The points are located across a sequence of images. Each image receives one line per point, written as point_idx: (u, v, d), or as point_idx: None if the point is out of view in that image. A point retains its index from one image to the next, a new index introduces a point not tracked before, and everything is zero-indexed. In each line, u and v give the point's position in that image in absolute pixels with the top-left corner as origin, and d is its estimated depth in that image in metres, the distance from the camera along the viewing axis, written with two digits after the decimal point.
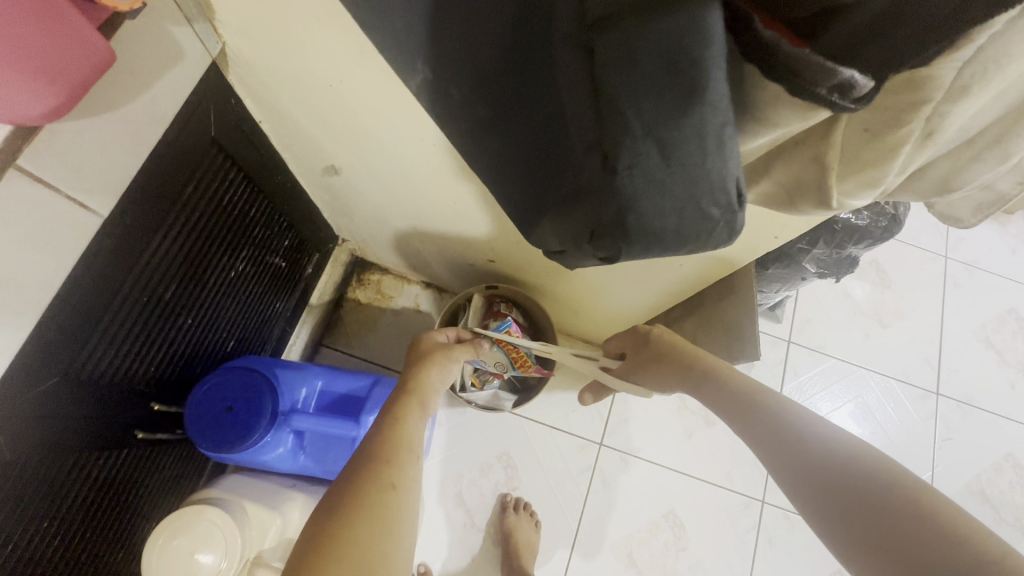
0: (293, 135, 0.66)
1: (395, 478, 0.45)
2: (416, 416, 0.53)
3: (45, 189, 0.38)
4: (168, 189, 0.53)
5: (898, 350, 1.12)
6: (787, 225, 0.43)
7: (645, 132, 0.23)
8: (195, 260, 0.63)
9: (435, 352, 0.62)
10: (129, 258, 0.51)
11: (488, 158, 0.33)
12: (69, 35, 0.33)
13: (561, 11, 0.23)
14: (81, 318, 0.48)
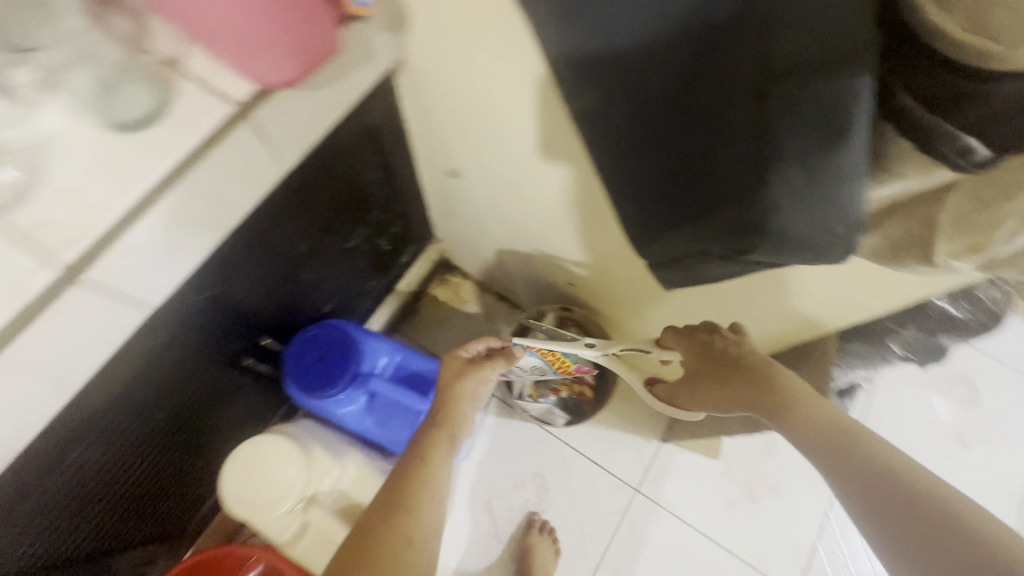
0: (430, 137, 0.75)
1: (412, 530, 0.49)
2: (444, 450, 0.58)
3: (263, 147, 0.48)
4: (329, 161, 0.63)
5: (977, 476, 1.04)
6: (883, 287, 0.45)
7: (797, 158, 0.28)
8: (327, 224, 0.73)
9: (463, 377, 0.64)
10: (286, 209, 0.61)
11: (636, 172, 0.40)
12: (316, 25, 0.43)
13: (733, 61, 0.28)
14: (241, 249, 0.58)
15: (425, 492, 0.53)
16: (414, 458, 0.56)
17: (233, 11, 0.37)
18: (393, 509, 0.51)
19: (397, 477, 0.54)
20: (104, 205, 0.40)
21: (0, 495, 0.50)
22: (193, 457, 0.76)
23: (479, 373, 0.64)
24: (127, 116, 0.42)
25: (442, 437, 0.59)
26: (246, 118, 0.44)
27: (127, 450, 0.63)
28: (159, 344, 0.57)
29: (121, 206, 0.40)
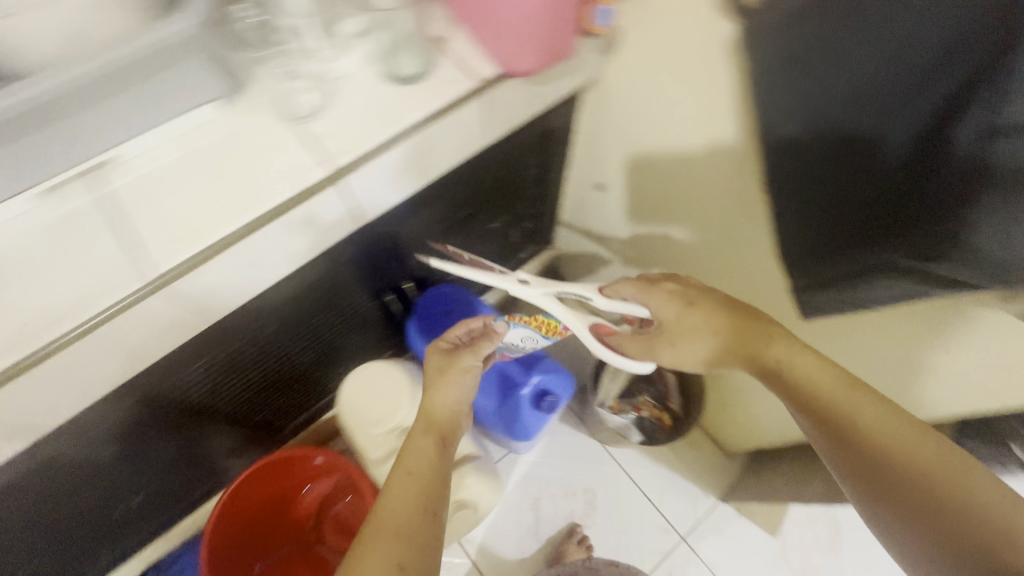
0: (593, 149, 0.84)
1: (400, 557, 0.45)
2: (433, 458, 0.54)
3: (487, 117, 0.58)
4: (510, 147, 0.73)
5: None
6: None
7: (1008, 187, 0.32)
8: (484, 200, 0.82)
9: (442, 373, 0.59)
10: (466, 176, 0.72)
11: (822, 190, 0.45)
12: (565, 36, 0.53)
13: (969, 99, 0.33)
14: (425, 199, 0.69)
15: (413, 510, 0.49)
16: (403, 468, 0.52)
17: (521, 12, 0.48)
18: (380, 527, 0.47)
19: (383, 493, 0.50)
20: (376, 135, 0.51)
21: (205, 337, 0.63)
22: (318, 365, 0.89)
23: (453, 367, 0.60)
24: (404, 73, 0.54)
25: (427, 449, 0.54)
26: (485, 92, 0.54)
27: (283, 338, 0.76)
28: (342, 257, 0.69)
29: (386, 137, 0.51)
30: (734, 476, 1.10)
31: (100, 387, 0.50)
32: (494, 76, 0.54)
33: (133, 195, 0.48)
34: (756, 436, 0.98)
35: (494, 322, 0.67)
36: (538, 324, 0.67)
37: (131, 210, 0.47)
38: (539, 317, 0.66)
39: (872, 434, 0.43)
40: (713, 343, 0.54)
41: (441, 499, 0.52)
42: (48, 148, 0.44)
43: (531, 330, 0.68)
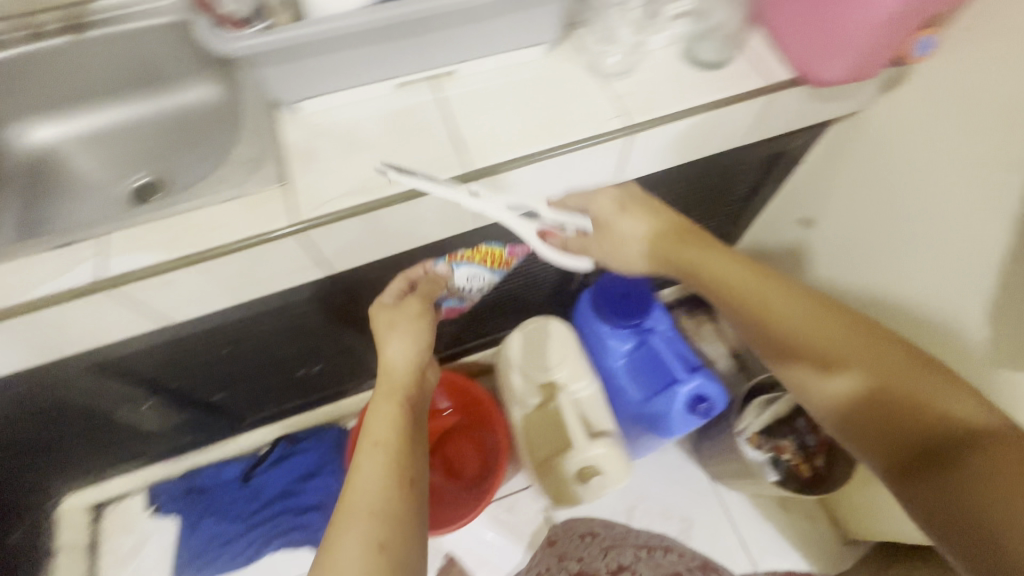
0: (814, 182, 0.84)
1: (380, 536, 0.48)
2: (400, 424, 0.57)
3: (763, 117, 0.62)
4: (745, 157, 0.76)
5: None
6: None
7: None
8: (692, 202, 0.86)
9: (393, 325, 0.64)
10: (698, 172, 0.76)
11: None
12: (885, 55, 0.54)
13: None
14: (657, 182, 0.74)
15: (387, 483, 0.52)
16: (375, 437, 0.56)
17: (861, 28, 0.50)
18: (354, 509, 0.50)
19: (355, 470, 0.53)
20: (669, 104, 0.57)
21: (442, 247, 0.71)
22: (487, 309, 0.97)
23: (402, 312, 0.65)
24: (704, 58, 0.59)
25: (390, 413, 0.58)
26: (775, 91, 0.58)
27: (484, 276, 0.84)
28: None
29: (677, 108, 0.57)
30: (845, 560, 1.03)
31: (384, 249, 0.60)
32: (791, 79, 0.58)
33: (461, 105, 0.57)
34: (891, 524, 0.92)
35: (435, 266, 0.71)
36: (481, 256, 0.71)
37: (458, 116, 0.57)
38: (483, 248, 0.70)
39: (817, 344, 0.50)
40: (742, 289, 0.55)
41: (412, 461, 0.55)
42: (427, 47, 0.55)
43: (476, 266, 0.72)
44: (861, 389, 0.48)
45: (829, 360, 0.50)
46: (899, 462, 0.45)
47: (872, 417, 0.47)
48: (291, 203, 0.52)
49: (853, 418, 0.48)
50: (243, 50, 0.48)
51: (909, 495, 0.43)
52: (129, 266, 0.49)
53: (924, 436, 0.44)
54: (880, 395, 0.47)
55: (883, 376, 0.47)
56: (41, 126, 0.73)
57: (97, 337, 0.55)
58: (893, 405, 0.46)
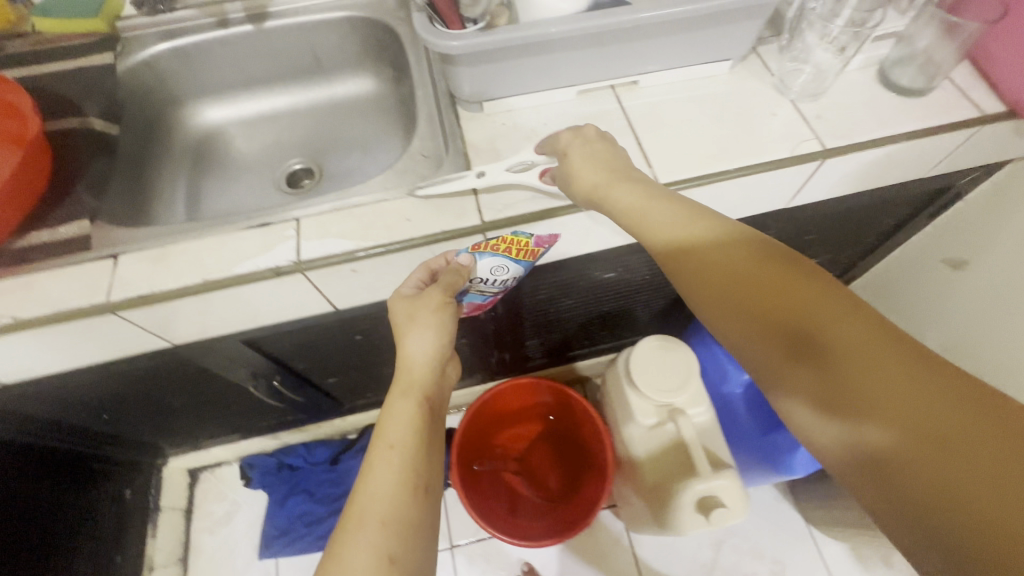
0: (971, 223, 0.79)
1: (392, 549, 0.43)
2: (422, 431, 0.50)
3: (958, 150, 0.58)
4: (906, 190, 0.72)
5: None
6: None
7: None
8: (832, 232, 0.82)
9: (411, 317, 0.52)
10: (853, 203, 0.72)
11: None
12: None
13: None
14: (811, 209, 0.71)
15: (402, 493, 0.46)
16: (388, 441, 0.49)
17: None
18: (364, 516, 0.44)
19: (368, 472, 0.47)
20: (866, 130, 0.54)
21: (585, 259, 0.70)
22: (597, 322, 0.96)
23: (420, 304, 0.51)
24: (903, 83, 0.56)
25: (408, 414, 0.50)
26: (982, 124, 0.54)
27: (612, 292, 0.83)
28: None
29: (875, 134, 0.54)
30: None
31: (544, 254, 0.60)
32: (1000, 112, 0.54)
33: (642, 117, 0.57)
34: None
35: (456, 254, 0.53)
36: (508, 248, 0.51)
37: (641, 127, 0.56)
38: (508, 239, 0.51)
39: (797, 338, 0.38)
40: (714, 263, 0.42)
41: (429, 469, 0.49)
42: (611, 56, 0.54)
43: (501, 257, 0.52)
44: (744, 313, 0.41)
45: (708, 282, 0.42)
46: (787, 387, 0.39)
47: (755, 340, 0.40)
48: (480, 202, 0.52)
49: (752, 352, 0.41)
50: (453, 48, 0.49)
51: (799, 421, 0.39)
52: (327, 249, 0.51)
53: (801, 354, 0.38)
54: (762, 317, 0.40)
55: (760, 295, 0.40)
56: (213, 107, 0.77)
57: (267, 314, 0.57)
58: (778, 328, 0.39)
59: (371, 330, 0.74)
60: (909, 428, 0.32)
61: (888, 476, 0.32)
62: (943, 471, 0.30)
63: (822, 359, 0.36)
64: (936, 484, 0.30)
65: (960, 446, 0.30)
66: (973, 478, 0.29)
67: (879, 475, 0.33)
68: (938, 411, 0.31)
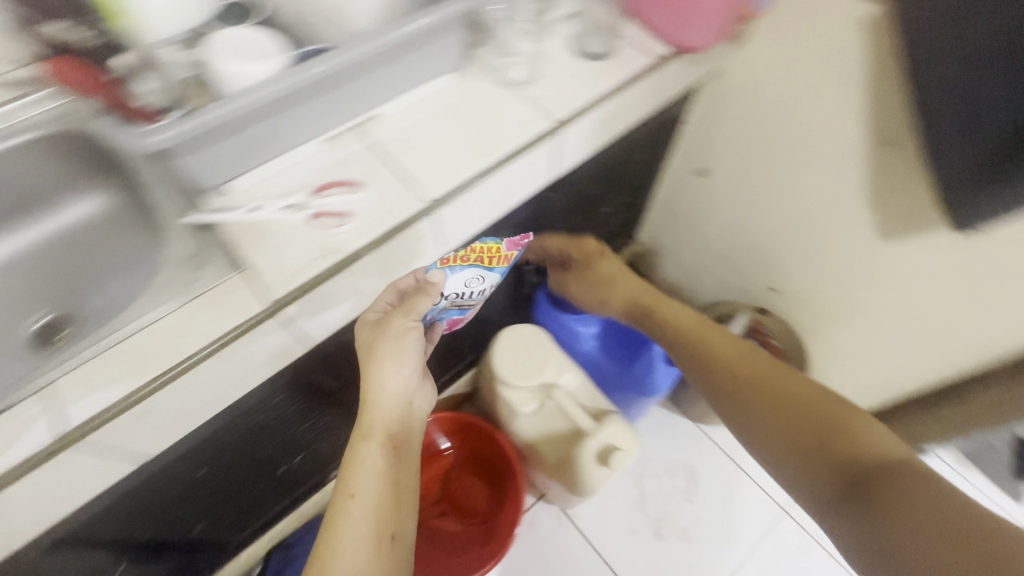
0: (700, 138, 0.97)
1: None
2: (387, 468, 0.56)
3: (653, 89, 0.70)
4: (641, 131, 0.85)
5: None
6: None
7: None
8: (607, 183, 0.94)
9: (375, 353, 0.56)
10: (610, 155, 0.83)
11: (967, 112, 0.52)
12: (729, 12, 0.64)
13: None
14: (581, 172, 0.80)
15: (366, 544, 0.52)
16: (352, 488, 0.54)
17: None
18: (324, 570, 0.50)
19: (337, 519, 0.53)
20: (583, 96, 0.63)
21: None
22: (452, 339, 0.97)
23: (385, 339, 0.55)
24: (597, 51, 0.66)
25: (376, 458, 0.55)
26: (663, 65, 0.66)
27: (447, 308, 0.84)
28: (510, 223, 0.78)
29: (590, 97, 0.63)
30: None
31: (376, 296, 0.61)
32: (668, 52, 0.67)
33: (394, 144, 0.59)
34: None
35: (425, 272, 0.60)
36: (477, 257, 0.62)
37: (397, 152, 0.58)
38: (477, 248, 0.61)
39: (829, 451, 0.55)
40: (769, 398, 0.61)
41: (397, 515, 0.55)
42: (338, 98, 0.55)
43: (476, 266, 0.63)
44: (785, 430, 0.58)
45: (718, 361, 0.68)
46: (755, 421, 0.61)
47: (741, 391, 0.64)
48: (259, 283, 0.49)
49: (797, 457, 0.57)
50: (151, 142, 0.47)
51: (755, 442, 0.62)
52: (109, 399, 0.44)
53: (854, 477, 0.52)
54: (814, 442, 0.56)
55: (803, 423, 0.58)
56: None
57: (54, 508, 0.46)
58: (815, 442, 0.56)
59: (214, 456, 0.66)
60: (928, 523, 0.45)
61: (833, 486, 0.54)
62: (878, 491, 0.50)
63: (861, 472, 0.52)
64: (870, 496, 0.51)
65: (894, 477, 0.51)
66: (965, 540, 0.43)
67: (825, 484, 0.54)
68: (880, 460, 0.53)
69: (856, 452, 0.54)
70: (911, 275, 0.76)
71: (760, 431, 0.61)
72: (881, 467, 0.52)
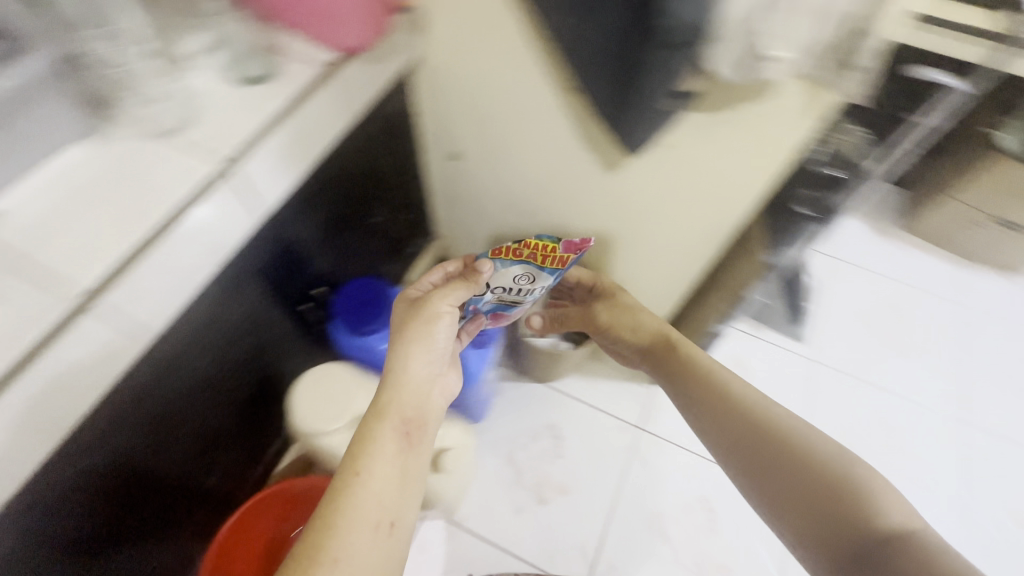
0: (436, 127, 0.98)
1: (336, 554, 0.52)
2: (391, 447, 0.60)
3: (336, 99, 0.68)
4: (363, 138, 0.83)
5: (910, 375, 1.35)
6: (767, 151, 0.69)
7: None
8: (359, 195, 0.91)
9: (406, 338, 0.66)
10: (338, 171, 0.80)
11: (586, 54, 0.58)
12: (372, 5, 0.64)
13: None
14: (310, 197, 0.76)
15: (367, 524, 0.54)
16: (355, 468, 0.57)
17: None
18: (321, 543, 0.52)
19: (346, 489, 0.56)
20: (248, 123, 0.58)
21: (122, 399, 0.60)
22: (256, 405, 0.88)
23: (422, 316, 0.68)
24: (257, 74, 0.62)
25: (388, 436, 0.60)
26: (334, 71, 0.65)
27: (214, 383, 0.75)
28: (255, 271, 0.72)
29: (258, 123, 0.59)
30: None
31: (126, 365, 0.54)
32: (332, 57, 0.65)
33: (20, 239, 0.49)
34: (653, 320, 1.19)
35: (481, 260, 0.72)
36: (532, 250, 0.67)
37: (29, 248, 0.49)
38: (533, 242, 0.67)
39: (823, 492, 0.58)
40: (768, 439, 0.64)
41: (400, 501, 0.58)
42: None
43: (528, 262, 0.69)
44: (779, 470, 0.62)
45: (696, 377, 0.75)
46: (726, 436, 0.68)
47: (712, 405, 0.72)
48: None
49: (786, 498, 0.60)
50: None
51: (724, 461, 0.68)
52: None
53: (845, 520, 0.56)
54: (802, 479, 0.60)
55: (798, 464, 0.61)
56: None
57: None
58: (805, 482, 0.60)
59: None
60: None
61: (790, 503, 0.60)
62: (833, 508, 0.57)
63: (850, 515, 0.56)
64: (824, 511, 0.57)
65: (842, 495, 0.57)
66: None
67: (786, 502, 0.60)
68: (832, 476, 0.59)
69: (811, 465, 0.60)
70: (641, 198, 0.86)
71: (731, 447, 0.67)
72: (835, 486, 0.58)
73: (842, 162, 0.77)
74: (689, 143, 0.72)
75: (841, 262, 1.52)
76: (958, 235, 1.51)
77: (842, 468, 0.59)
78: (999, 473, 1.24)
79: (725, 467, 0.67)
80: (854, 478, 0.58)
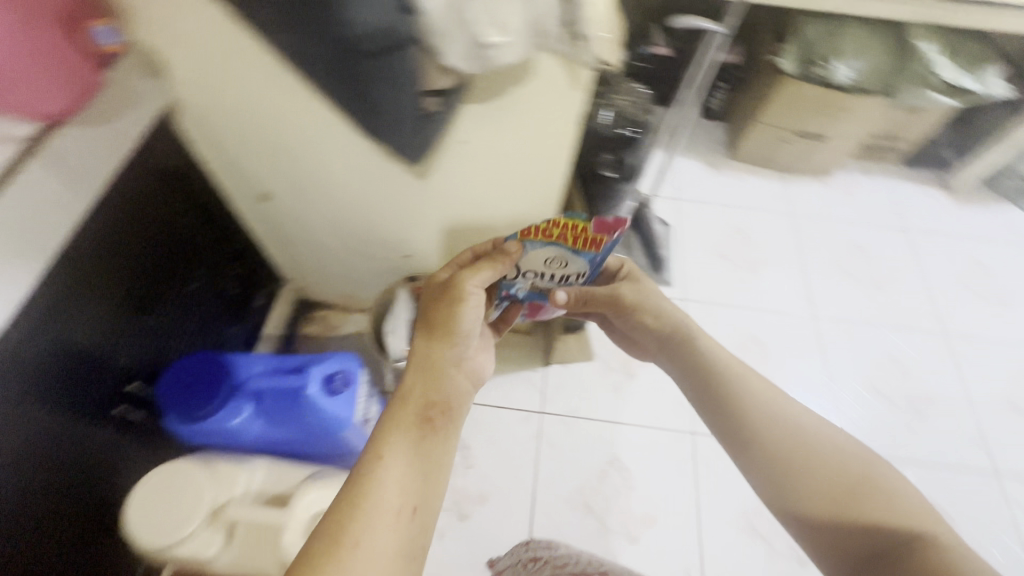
0: (231, 171, 0.88)
1: (356, 539, 0.51)
2: (410, 429, 0.60)
3: (52, 176, 0.59)
4: (130, 205, 0.72)
5: (767, 289, 1.49)
6: (556, 126, 0.70)
7: None
8: (154, 267, 0.81)
9: (444, 311, 0.70)
10: (107, 250, 0.69)
11: (319, 69, 0.53)
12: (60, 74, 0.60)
13: None
14: (76, 290, 0.65)
15: (388, 512, 0.54)
16: (376, 452, 0.58)
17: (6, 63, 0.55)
18: (347, 531, 0.51)
19: (375, 473, 0.56)
20: None
21: None
22: (97, 535, 0.75)
23: (451, 291, 0.72)
24: None
25: (412, 421, 0.61)
26: None
27: (28, 541, 0.62)
28: (30, 396, 0.59)
29: None
30: (542, 344, 1.30)
31: None
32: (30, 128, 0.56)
33: None
34: None
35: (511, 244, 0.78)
36: (563, 232, 0.74)
37: None
38: (563, 224, 0.73)
39: (829, 487, 0.62)
40: (780, 437, 0.67)
41: (427, 489, 0.57)
42: None
43: (557, 243, 0.76)
44: (788, 466, 0.65)
45: (709, 367, 0.78)
46: (738, 428, 0.71)
47: (720, 396, 0.74)
48: None
49: (796, 492, 0.63)
50: None
51: (735, 453, 0.70)
52: None
53: (845, 510, 0.59)
54: (807, 474, 0.63)
55: (806, 461, 0.64)
56: None
57: None
58: (811, 476, 0.63)
59: None
60: None
61: (801, 495, 0.63)
62: (846, 501, 0.60)
63: (849, 504, 0.60)
64: (837, 502, 0.60)
65: (856, 488, 0.60)
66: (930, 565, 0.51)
67: (797, 493, 0.63)
68: (846, 470, 0.62)
69: (823, 460, 0.64)
70: (464, 192, 0.84)
71: (745, 437, 0.69)
72: (851, 481, 0.61)
73: (632, 122, 0.79)
74: (478, 133, 0.72)
75: (684, 203, 1.63)
76: (774, 155, 1.68)
77: (854, 463, 0.63)
78: (853, 353, 1.40)
79: (736, 459, 0.70)
80: (868, 474, 0.62)
